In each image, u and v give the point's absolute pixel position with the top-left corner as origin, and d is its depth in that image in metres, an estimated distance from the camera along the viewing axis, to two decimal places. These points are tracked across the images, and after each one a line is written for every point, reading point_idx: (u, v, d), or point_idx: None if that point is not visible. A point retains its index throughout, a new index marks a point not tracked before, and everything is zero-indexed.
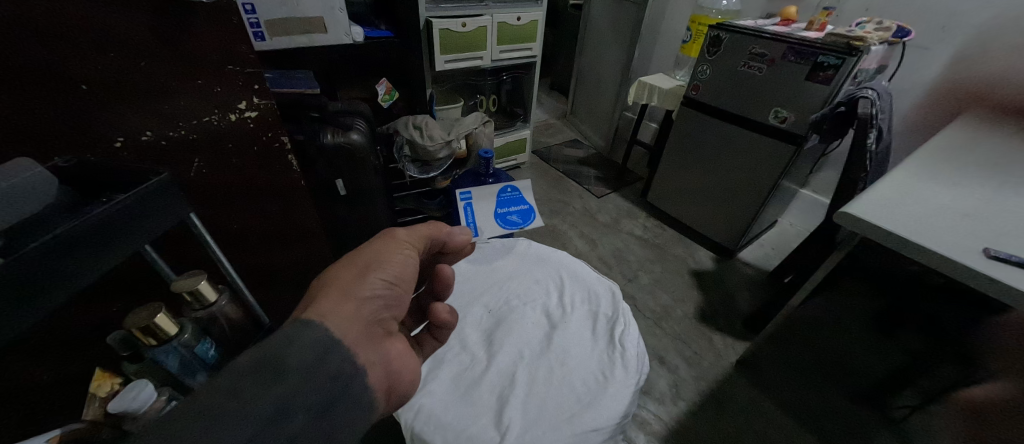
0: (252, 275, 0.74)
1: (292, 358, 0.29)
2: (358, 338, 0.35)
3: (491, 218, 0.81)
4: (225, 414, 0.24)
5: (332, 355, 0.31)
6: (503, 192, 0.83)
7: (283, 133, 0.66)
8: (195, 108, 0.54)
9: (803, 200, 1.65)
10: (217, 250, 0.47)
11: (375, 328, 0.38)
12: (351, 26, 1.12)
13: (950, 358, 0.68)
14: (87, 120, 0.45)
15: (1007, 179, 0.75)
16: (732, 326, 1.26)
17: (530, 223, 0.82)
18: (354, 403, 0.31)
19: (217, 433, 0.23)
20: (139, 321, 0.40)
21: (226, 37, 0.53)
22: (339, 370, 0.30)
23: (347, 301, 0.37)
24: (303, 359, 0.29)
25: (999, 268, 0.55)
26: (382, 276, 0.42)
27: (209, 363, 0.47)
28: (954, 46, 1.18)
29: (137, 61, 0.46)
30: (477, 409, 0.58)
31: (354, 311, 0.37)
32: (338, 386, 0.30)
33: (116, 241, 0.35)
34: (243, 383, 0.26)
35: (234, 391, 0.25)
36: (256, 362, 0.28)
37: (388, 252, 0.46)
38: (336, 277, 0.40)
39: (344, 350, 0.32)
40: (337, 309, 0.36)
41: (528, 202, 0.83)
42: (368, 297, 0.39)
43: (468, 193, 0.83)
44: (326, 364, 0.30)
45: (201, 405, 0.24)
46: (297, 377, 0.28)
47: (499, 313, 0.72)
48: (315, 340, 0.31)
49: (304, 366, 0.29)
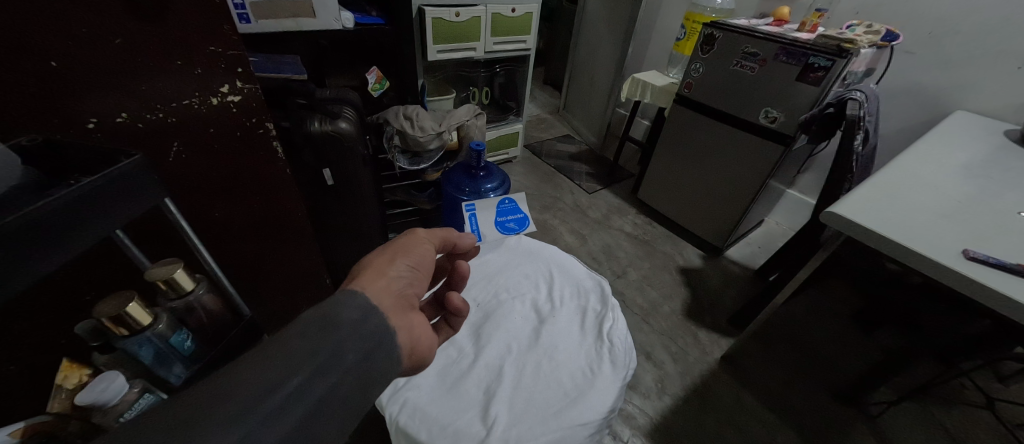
0: (233, 266, 0.72)
1: (340, 317, 0.29)
2: (392, 307, 0.34)
3: (492, 227, 0.92)
4: (246, 386, 0.23)
5: (373, 317, 0.30)
6: (502, 203, 0.93)
7: (268, 119, 0.64)
8: (175, 90, 0.51)
9: (789, 200, 1.67)
10: (195, 237, 0.45)
11: (404, 300, 0.37)
12: (341, 10, 1.08)
13: (927, 355, 0.72)
14: (55, 99, 0.42)
15: (986, 183, 0.77)
16: (717, 322, 1.28)
17: (524, 229, 0.94)
18: (392, 357, 0.30)
19: (241, 405, 0.22)
20: (110, 311, 0.38)
21: (208, 16, 0.50)
22: (376, 338, 0.29)
23: (380, 278, 0.37)
24: (349, 320, 0.29)
25: (977, 269, 0.56)
26: (405, 263, 0.42)
27: (185, 355, 0.45)
28: (940, 52, 1.20)
29: (112, 38, 0.44)
30: (463, 404, 0.57)
31: (386, 285, 0.37)
32: (377, 337, 0.29)
33: (82, 225, 0.32)
34: (263, 357, 0.25)
35: (256, 363, 0.24)
36: (296, 330, 0.27)
37: (412, 244, 0.46)
38: (369, 261, 0.41)
39: (381, 314, 0.32)
40: (373, 284, 0.36)
41: (522, 211, 0.94)
42: (394, 276, 0.39)
43: (471, 204, 0.92)
44: (367, 323, 0.30)
45: (207, 388, 0.23)
46: (345, 332, 0.28)
47: (487, 307, 0.72)
48: (359, 306, 0.31)
49: (351, 328, 0.28)
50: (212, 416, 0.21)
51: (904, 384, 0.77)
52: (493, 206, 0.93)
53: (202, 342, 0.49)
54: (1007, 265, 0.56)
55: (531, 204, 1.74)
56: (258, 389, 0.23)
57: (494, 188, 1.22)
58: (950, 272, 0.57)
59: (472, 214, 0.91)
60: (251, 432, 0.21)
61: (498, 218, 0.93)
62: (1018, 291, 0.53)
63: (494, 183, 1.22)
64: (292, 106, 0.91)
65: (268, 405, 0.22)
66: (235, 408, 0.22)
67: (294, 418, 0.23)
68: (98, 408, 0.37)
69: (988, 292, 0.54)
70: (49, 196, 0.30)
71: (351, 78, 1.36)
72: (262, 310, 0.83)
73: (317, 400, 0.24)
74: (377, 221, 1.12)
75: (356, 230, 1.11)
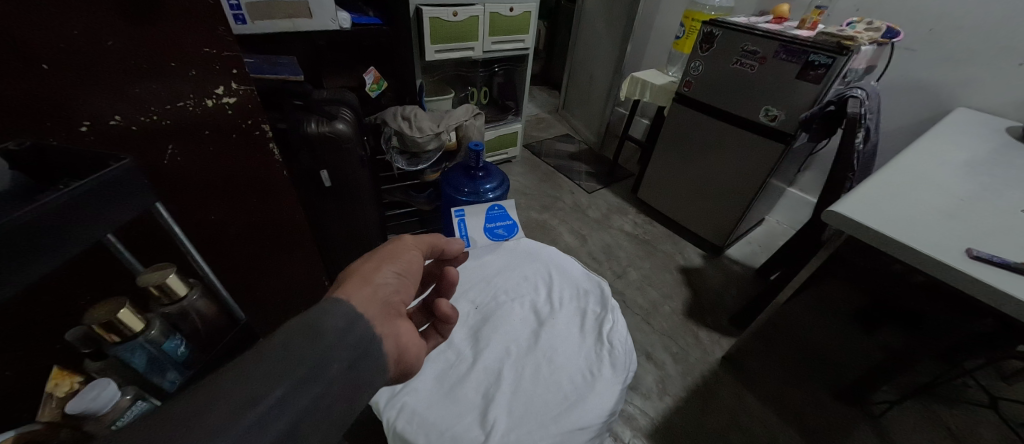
0: (227, 272, 0.71)
1: (324, 323, 0.28)
2: (377, 314, 0.33)
3: (482, 233, 0.92)
4: (230, 396, 0.22)
5: (360, 323, 0.30)
6: (491, 210, 0.94)
7: (263, 121, 0.64)
8: (170, 93, 0.51)
9: (790, 198, 1.67)
10: (189, 244, 0.45)
11: (391, 307, 0.37)
12: (338, 11, 1.07)
13: (928, 354, 0.72)
14: (50, 104, 0.42)
15: (989, 181, 0.76)
16: (718, 322, 1.27)
17: (513, 236, 0.94)
18: (378, 361, 0.30)
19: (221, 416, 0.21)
20: (101, 317, 0.37)
21: (202, 19, 0.50)
22: (362, 344, 0.29)
23: (366, 285, 0.37)
24: (335, 326, 0.28)
25: (982, 269, 0.55)
26: (391, 271, 0.41)
27: (179, 361, 0.45)
28: (940, 49, 1.20)
29: (103, 40, 0.43)
30: (463, 407, 0.57)
31: (372, 292, 0.36)
32: (364, 344, 0.29)
33: (74, 229, 0.32)
34: (248, 365, 0.24)
35: (241, 375, 0.23)
36: (283, 335, 0.26)
37: (399, 251, 0.45)
38: (354, 269, 0.40)
39: (367, 322, 0.31)
40: (359, 291, 0.35)
41: (512, 217, 0.95)
42: (381, 282, 0.38)
43: (461, 210, 0.93)
44: (353, 330, 0.29)
45: (185, 403, 0.22)
46: (333, 338, 0.27)
47: (486, 310, 0.71)
48: (343, 312, 0.30)
49: (337, 333, 0.28)
50: (195, 427, 0.20)
51: (907, 384, 0.78)
52: (482, 213, 0.94)
53: (196, 347, 0.48)
54: (1010, 263, 0.55)
55: (530, 204, 1.73)
56: (242, 397, 0.22)
57: (493, 188, 1.21)
58: (953, 271, 0.56)
59: (461, 220, 0.91)
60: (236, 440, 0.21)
61: (487, 225, 0.94)
62: (1022, 291, 0.52)
63: (492, 184, 1.21)
64: (288, 107, 0.90)
65: (251, 415, 0.22)
66: (218, 417, 0.21)
67: (283, 423, 0.23)
68: (89, 417, 0.36)
69: (994, 292, 0.53)
70: (36, 201, 0.29)
71: (349, 79, 1.35)
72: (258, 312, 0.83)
73: (305, 406, 0.24)
74: (376, 222, 1.11)
75: (355, 232, 1.10)
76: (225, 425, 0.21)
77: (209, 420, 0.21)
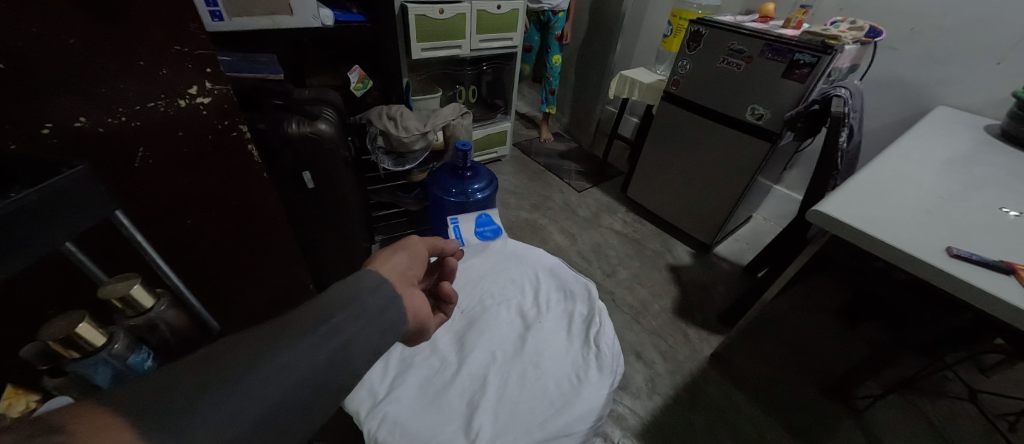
0: (196, 278, 0.69)
1: (360, 283, 0.34)
2: (397, 281, 0.38)
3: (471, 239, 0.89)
4: (288, 331, 0.27)
5: (387, 285, 0.36)
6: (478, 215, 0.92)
7: (241, 122, 0.62)
8: (139, 93, 0.49)
9: (776, 196, 1.68)
10: (153, 252, 0.43)
11: (406, 277, 0.40)
12: (319, 7, 1.05)
13: (911, 349, 0.73)
14: (9, 107, 0.40)
15: (968, 179, 0.78)
16: (707, 320, 1.28)
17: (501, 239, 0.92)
18: (399, 317, 0.34)
19: (277, 345, 0.26)
20: (58, 333, 0.35)
21: (172, 15, 0.48)
22: (389, 302, 0.34)
23: (386, 258, 0.41)
24: (369, 285, 0.34)
25: (963, 268, 0.56)
26: (404, 254, 0.43)
27: (147, 375, 0.43)
28: (920, 48, 1.22)
29: (64, 38, 0.41)
30: (443, 417, 0.49)
31: (391, 263, 0.40)
32: (390, 299, 0.34)
33: (26, 240, 0.30)
34: (298, 312, 0.29)
35: (292, 317, 0.29)
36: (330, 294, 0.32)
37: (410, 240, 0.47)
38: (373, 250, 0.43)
39: (391, 285, 0.36)
40: (383, 262, 0.40)
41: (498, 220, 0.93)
42: (397, 259, 0.42)
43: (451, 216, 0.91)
44: (382, 290, 0.34)
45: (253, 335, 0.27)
46: (368, 296, 0.33)
47: (472, 314, 0.63)
48: (374, 277, 0.36)
49: (370, 292, 0.33)
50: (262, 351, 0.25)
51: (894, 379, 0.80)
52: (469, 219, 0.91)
53: (165, 360, 0.46)
54: (990, 261, 0.56)
55: (521, 203, 1.72)
56: (297, 332, 0.27)
57: (482, 189, 1.20)
58: (933, 269, 0.56)
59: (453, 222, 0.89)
60: (291, 356, 0.26)
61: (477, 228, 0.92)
62: (1000, 288, 0.53)
63: (481, 184, 1.20)
64: (268, 107, 0.88)
65: (306, 339, 0.27)
66: (233, 364, 0.24)
67: (328, 350, 0.28)
68: None
69: (972, 289, 0.54)
70: None
71: (333, 77, 1.32)
72: (238, 315, 0.81)
73: (343, 341, 0.29)
74: (361, 224, 1.09)
75: (340, 234, 1.08)
76: (281, 347, 0.26)
77: (274, 341, 0.26)
